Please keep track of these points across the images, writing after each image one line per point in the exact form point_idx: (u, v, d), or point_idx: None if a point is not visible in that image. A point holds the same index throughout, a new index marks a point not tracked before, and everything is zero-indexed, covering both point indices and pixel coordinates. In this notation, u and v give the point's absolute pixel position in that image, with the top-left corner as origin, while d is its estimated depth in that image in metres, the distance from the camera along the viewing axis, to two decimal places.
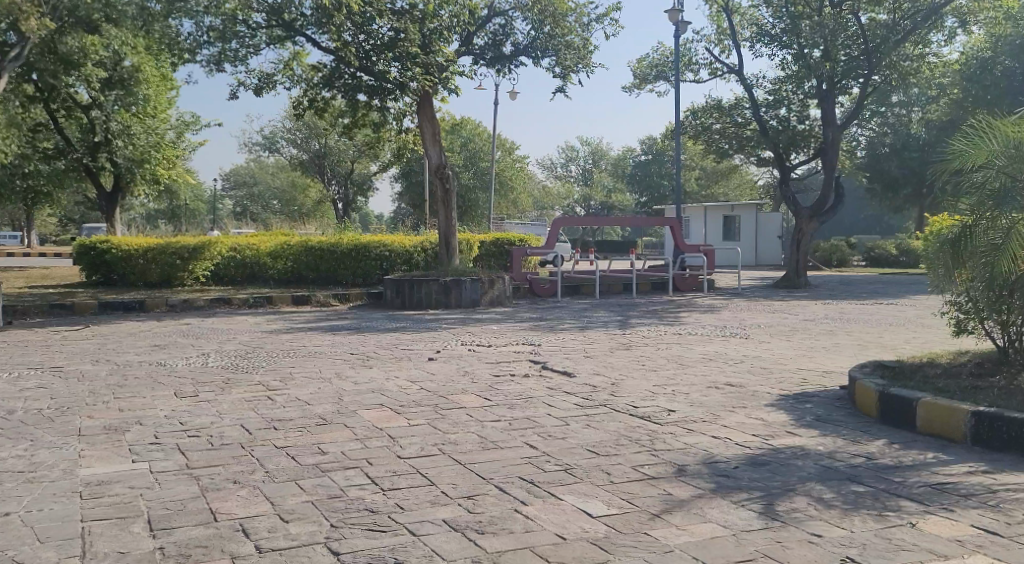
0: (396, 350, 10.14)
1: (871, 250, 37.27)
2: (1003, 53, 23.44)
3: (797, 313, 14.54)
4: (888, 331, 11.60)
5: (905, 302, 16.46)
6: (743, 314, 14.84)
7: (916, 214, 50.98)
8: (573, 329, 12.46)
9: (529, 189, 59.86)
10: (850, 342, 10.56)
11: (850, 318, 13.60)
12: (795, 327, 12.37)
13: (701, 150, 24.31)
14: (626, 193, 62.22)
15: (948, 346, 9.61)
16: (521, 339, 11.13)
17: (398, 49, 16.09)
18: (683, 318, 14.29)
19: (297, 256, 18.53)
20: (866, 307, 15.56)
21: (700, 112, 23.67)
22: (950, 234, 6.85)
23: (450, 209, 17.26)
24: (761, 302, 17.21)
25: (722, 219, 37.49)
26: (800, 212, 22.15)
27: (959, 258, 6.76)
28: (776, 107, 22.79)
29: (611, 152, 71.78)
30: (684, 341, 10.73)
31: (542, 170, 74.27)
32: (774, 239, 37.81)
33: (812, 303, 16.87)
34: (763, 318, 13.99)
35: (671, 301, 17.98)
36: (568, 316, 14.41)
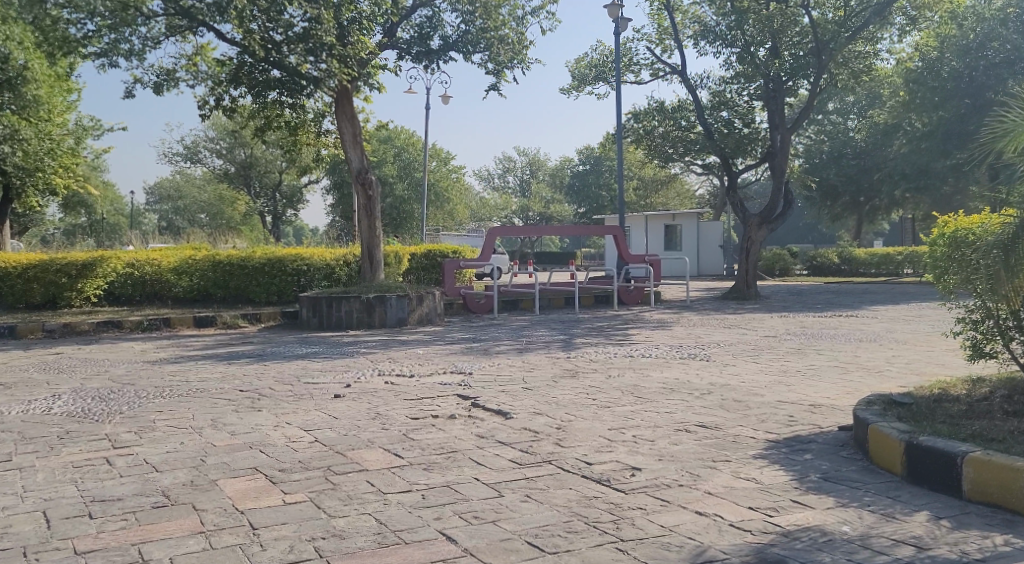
0: (299, 383, 8.48)
1: (813, 259, 36.72)
2: (949, 53, 22.69)
3: (756, 329, 13.25)
4: (863, 350, 10.32)
5: (865, 314, 15.36)
6: (698, 330, 13.49)
7: (854, 223, 50.92)
8: (512, 352, 10.93)
9: (466, 200, 58.39)
10: (826, 364, 9.24)
11: (814, 333, 12.35)
12: (759, 346, 11.03)
13: (645, 155, 23.02)
14: (564, 203, 61.19)
15: (940, 370, 8.34)
16: (451, 366, 9.56)
17: (309, 39, 14.40)
18: (633, 336, 12.86)
19: (204, 273, 16.59)
20: (827, 320, 14.39)
21: (641, 115, 22.41)
22: (1002, 235, 5.37)
23: (373, 219, 15.51)
24: (714, 317, 15.94)
25: (664, 229, 36.17)
26: (750, 219, 21.05)
27: (1011, 268, 5.31)
28: (720, 109, 21.72)
29: (548, 162, 70.74)
30: (639, 366, 9.28)
31: (479, 181, 72.88)
32: (716, 248, 36.98)
33: (768, 316, 15.65)
34: (720, 335, 12.66)
35: (617, 317, 16.58)
36: (505, 336, 12.88)
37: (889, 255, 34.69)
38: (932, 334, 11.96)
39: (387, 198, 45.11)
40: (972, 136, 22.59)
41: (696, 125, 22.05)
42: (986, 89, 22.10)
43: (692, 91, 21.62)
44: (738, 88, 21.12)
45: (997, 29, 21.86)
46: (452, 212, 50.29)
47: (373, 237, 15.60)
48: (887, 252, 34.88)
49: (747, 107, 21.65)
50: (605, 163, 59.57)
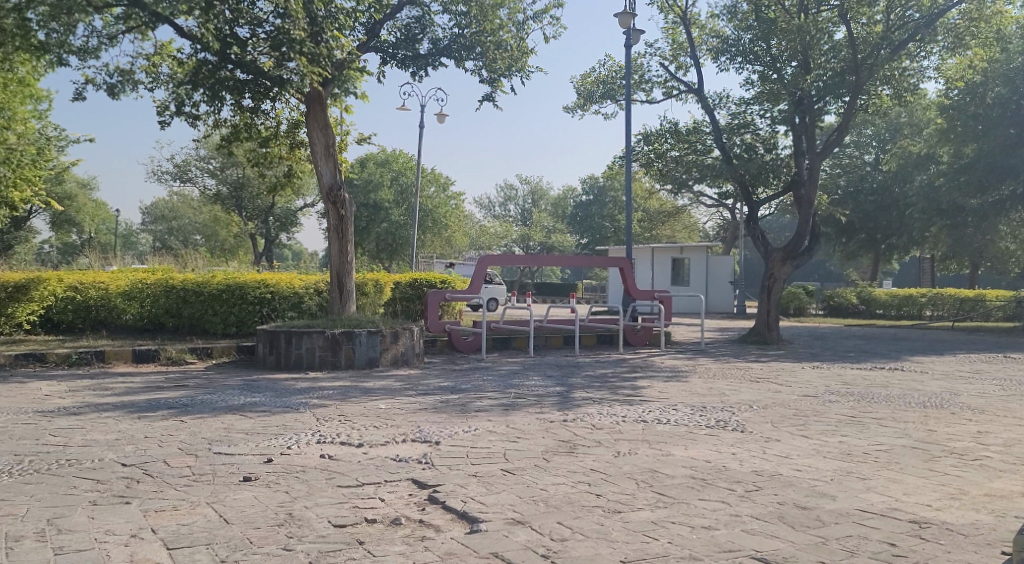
0: (209, 451, 6.40)
1: (829, 298, 34.81)
2: (993, 79, 22.06)
3: (790, 386, 11.28)
4: (933, 425, 8.35)
5: (909, 372, 13.42)
6: (720, 384, 11.50)
7: (867, 261, 49.10)
8: (497, 409, 8.91)
9: (466, 229, 56.43)
10: (896, 446, 7.26)
11: (861, 396, 10.39)
12: (800, 412, 9.05)
13: (657, 180, 21.10)
14: (567, 234, 59.28)
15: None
16: (417, 427, 7.55)
17: (277, 34, 12.46)
18: (645, 390, 10.86)
19: (156, 299, 14.50)
20: (870, 378, 12.45)
21: (653, 138, 20.50)
22: None
23: (346, 240, 13.56)
24: (735, 365, 13.95)
25: (670, 262, 34.92)
26: (772, 254, 19.11)
27: None
28: (739, 132, 19.90)
29: (551, 192, 69.01)
30: (656, 441, 7.27)
31: (479, 209, 71.02)
32: (726, 284, 34.96)
33: (798, 368, 13.67)
34: (748, 392, 10.67)
35: (624, 362, 14.57)
36: (492, 385, 10.87)
37: (911, 296, 32.75)
38: (1003, 405, 10.01)
39: (383, 223, 43.05)
40: (1013, 169, 21.96)
41: (712, 149, 20.19)
42: None
43: (709, 111, 19.80)
44: (759, 108, 19.27)
45: None
46: (451, 240, 48.18)
47: (345, 261, 13.62)
48: (908, 293, 32.93)
49: (769, 132, 19.86)
50: (610, 194, 57.80)
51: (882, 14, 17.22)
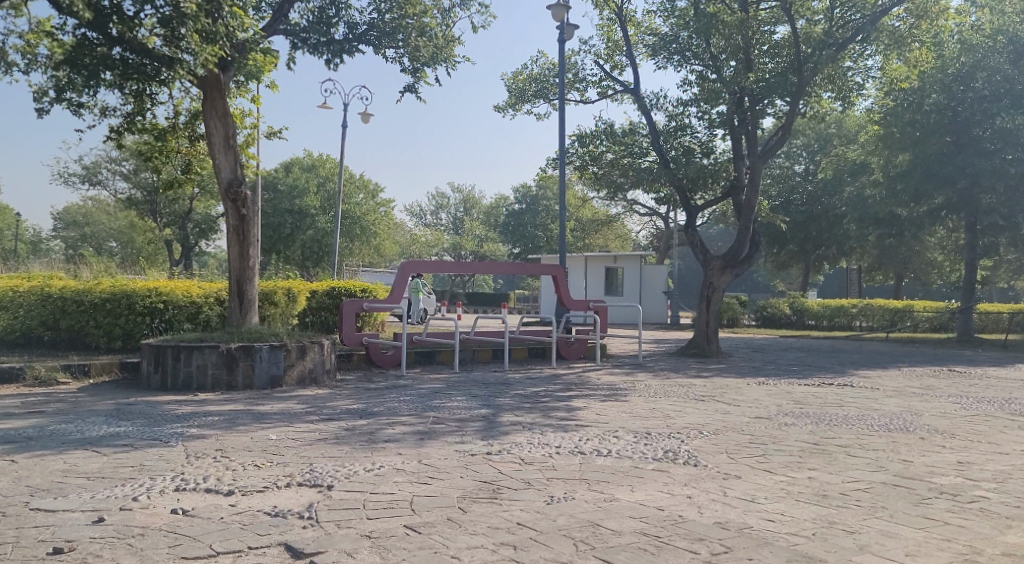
0: (27, 507, 4.96)
1: (763, 309, 34.08)
2: (931, 86, 21.69)
3: (739, 407, 10.28)
4: (906, 455, 7.41)
5: (861, 389, 12.61)
6: (663, 405, 10.41)
7: (798, 273, 49.13)
8: (411, 437, 7.62)
9: (395, 237, 54.80)
10: (873, 483, 6.26)
11: (817, 419, 9.44)
12: (756, 440, 8.02)
13: (592, 184, 20.08)
14: (499, 242, 58.14)
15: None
16: (307, 464, 6.18)
17: (165, 8, 10.94)
18: (581, 411, 9.69)
19: (29, 308, 12.79)
20: (822, 396, 11.57)
21: (587, 139, 19.47)
22: None
23: (247, 243, 12.10)
24: (677, 381, 12.93)
25: (604, 271, 33.97)
26: (710, 262, 18.23)
27: None
28: (678, 135, 19.09)
29: (483, 200, 67.78)
30: (598, 481, 6.08)
31: (410, 217, 69.34)
32: (660, 295, 34.22)
33: (744, 385, 12.71)
34: (694, 414, 9.60)
35: (557, 378, 13.42)
36: (408, 406, 9.55)
37: (843, 306, 32.47)
38: (970, 427, 9.18)
39: (309, 230, 40.92)
40: (949, 178, 21.60)
41: (648, 152, 19.28)
42: (973, 125, 21.23)
43: (646, 112, 18.89)
44: (698, 110, 18.50)
45: (985, 60, 21.08)
46: (378, 248, 46.43)
47: (245, 267, 12.13)
48: (840, 304, 32.69)
49: (708, 136, 19.11)
50: (543, 203, 56.91)
51: (822, 13, 16.65)
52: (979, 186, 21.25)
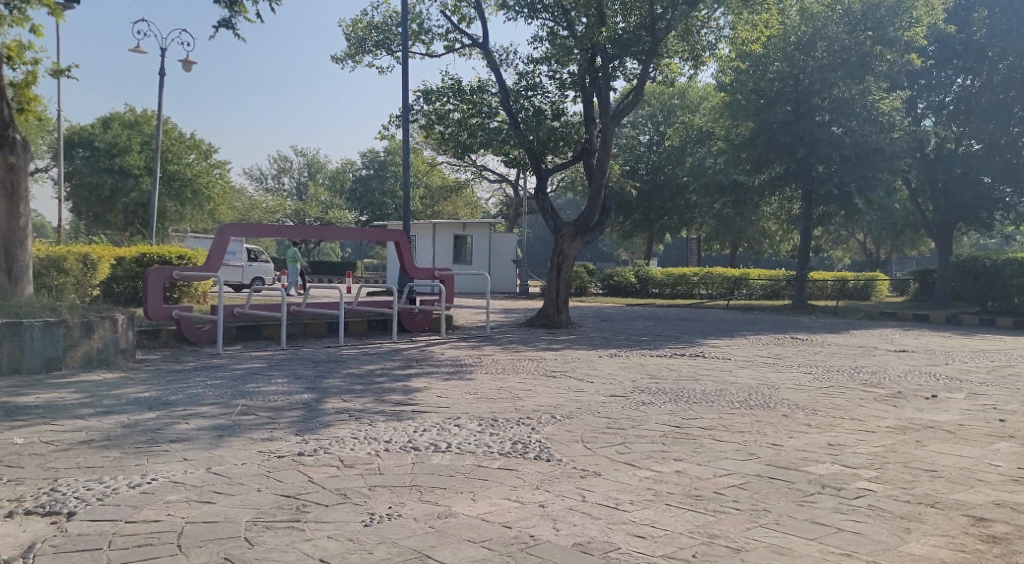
0: None
1: (609, 277, 33.76)
2: (774, 54, 21.65)
3: (593, 386, 9.42)
4: (774, 437, 6.72)
5: (714, 360, 12.11)
6: (511, 384, 9.42)
7: (643, 241, 49.70)
8: (207, 435, 6.24)
9: (232, 201, 51.43)
10: (748, 477, 5.46)
11: (675, 396, 8.71)
12: (615, 425, 7.13)
13: (437, 144, 18.83)
14: (344, 209, 55.77)
15: (960, 505, 4.86)
16: (52, 480, 4.75)
17: None
18: (418, 394, 8.54)
19: None
20: (675, 369, 10.94)
21: (431, 93, 17.90)
22: None
23: (16, 198, 10.15)
24: (525, 355, 12.01)
25: (452, 239, 32.84)
26: (560, 228, 17.46)
27: None
28: (528, 94, 18.13)
29: (328, 164, 64.85)
30: (432, 489, 4.96)
31: (249, 181, 65.42)
32: (508, 263, 33.60)
33: (595, 358, 11.92)
34: (544, 395, 8.64)
35: (397, 353, 12.21)
36: (214, 392, 8.10)
37: (685, 275, 32.79)
38: (828, 400, 8.69)
39: (132, 193, 37.17)
40: (789, 147, 21.80)
41: (498, 112, 18.16)
42: (812, 95, 21.43)
43: (495, 69, 17.77)
44: (549, 68, 17.60)
45: (824, 29, 21.30)
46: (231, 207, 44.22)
47: (14, 227, 10.17)
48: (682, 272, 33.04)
49: (559, 96, 18.26)
50: (391, 169, 54.88)
51: None
52: (816, 156, 21.58)
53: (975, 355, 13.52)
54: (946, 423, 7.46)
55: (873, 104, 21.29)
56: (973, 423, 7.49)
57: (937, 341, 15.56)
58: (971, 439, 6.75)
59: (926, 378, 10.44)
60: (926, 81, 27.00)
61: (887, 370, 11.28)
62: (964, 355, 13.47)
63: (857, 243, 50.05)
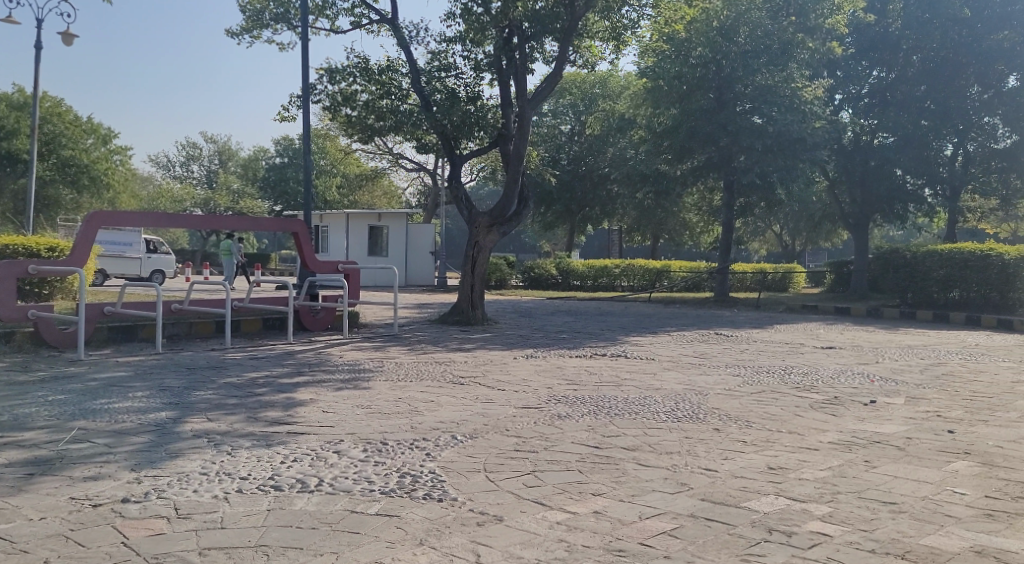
0: None
1: (529, 269, 32.87)
2: (696, 37, 20.90)
3: (503, 395, 8.42)
4: (707, 460, 5.83)
5: (637, 361, 11.25)
6: (411, 394, 8.35)
7: (565, 232, 48.98)
8: (17, 472, 5.02)
9: (135, 189, 48.76)
10: (679, 518, 4.53)
11: (594, 408, 7.77)
12: (524, 447, 6.14)
13: (341, 127, 17.50)
14: (256, 198, 53.55)
15: (932, 557, 4.02)
16: None
17: None
18: (301, 408, 7.42)
19: None
20: (595, 373, 10.02)
21: (335, 73, 16.59)
22: None
23: None
24: (432, 358, 10.93)
25: (367, 230, 31.46)
26: (475, 217, 16.42)
27: None
28: (441, 76, 17.04)
29: (239, 152, 62.28)
30: (285, 551, 3.89)
31: (156, 169, 62.40)
32: (426, 254, 32.14)
33: (509, 361, 10.93)
34: (446, 408, 7.59)
35: (290, 356, 11.01)
36: (53, 411, 6.83)
37: (607, 267, 32.17)
38: (761, 409, 7.87)
39: (21, 179, 35.18)
40: (711, 136, 21.23)
41: (408, 93, 17.05)
42: (735, 82, 20.99)
43: (405, 47, 16.60)
44: (463, 47, 16.57)
45: (747, 14, 20.72)
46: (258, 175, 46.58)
47: None
48: (603, 264, 32.41)
49: (474, 78, 17.21)
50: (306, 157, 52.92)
51: None
52: (738, 146, 21.02)
53: (903, 351, 12.98)
54: (891, 438, 6.70)
55: (797, 93, 20.89)
56: (920, 437, 6.73)
57: (861, 336, 15.04)
58: (924, 458, 5.97)
59: (861, 380, 9.74)
60: (845, 72, 27.01)
61: (818, 371, 10.57)
62: (892, 352, 12.92)
63: (774, 235, 50.33)
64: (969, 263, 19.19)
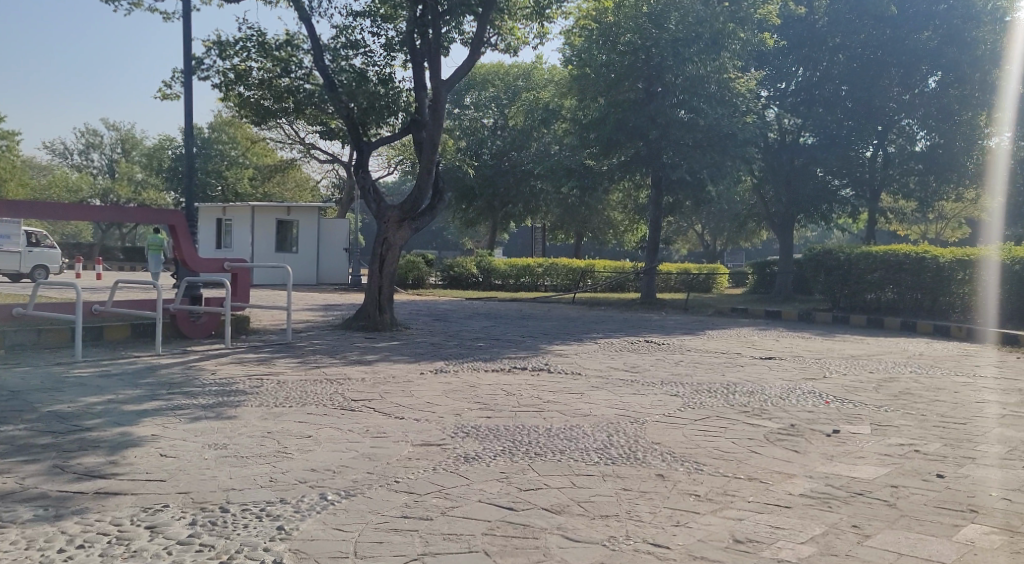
0: None
1: (449, 268, 31.24)
2: (625, 22, 19.88)
3: (401, 427, 6.90)
4: (655, 532, 4.47)
5: (561, 378, 9.86)
6: (285, 427, 6.75)
7: (487, 229, 47.53)
8: None
9: (26, 178, 45.23)
10: None
11: (509, 445, 6.31)
12: (414, 512, 4.66)
13: (235, 109, 15.65)
14: (161, 189, 50.47)
15: None
16: None
17: None
18: (136, 450, 5.76)
19: None
20: (513, 395, 8.57)
21: (225, 46, 14.69)
22: None
23: None
24: (323, 376, 9.29)
25: (275, 224, 29.34)
26: (384, 210, 14.83)
27: None
28: (347, 55, 15.38)
29: (144, 141, 58.85)
30: None
31: (51, 156, 58.42)
32: (340, 252, 30.53)
33: (414, 379, 9.39)
34: (324, 448, 6.04)
35: (154, 371, 9.23)
36: None
37: (530, 266, 30.88)
38: (710, 444, 6.55)
39: None
40: (640, 129, 20.09)
41: (311, 72, 15.33)
42: (664, 71, 19.69)
43: (306, 20, 14.89)
44: (372, 22, 15.00)
45: None
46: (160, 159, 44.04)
47: None
48: (526, 263, 31.07)
49: (385, 58, 15.63)
50: None
51: None
52: (667, 140, 20.00)
53: (848, 362, 11.91)
54: (874, 487, 5.44)
55: (728, 85, 20.08)
56: (908, 485, 5.49)
57: (800, 344, 13.98)
58: (923, 520, 4.74)
59: (815, 402, 8.55)
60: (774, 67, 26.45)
61: (764, 389, 9.34)
62: (836, 363, 11.83)
63: (697, 236, 49.85)
64: (903, 266, 18.40)
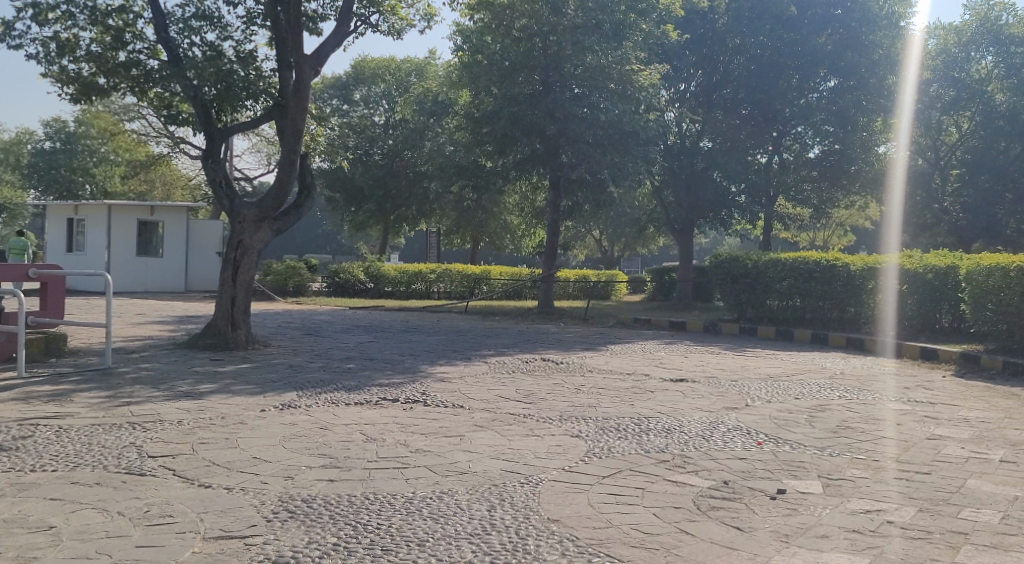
0: None
1: (333, 274, 28.87)
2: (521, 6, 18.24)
3: (202, 504, 4.96)
4: None
5: (437, 414, 8.02)
6: (28, 508, 4.75)
7: (379, 233, 45.26)
8: None
9: None
10: None
11: (347, 535, 4.49)
12: None
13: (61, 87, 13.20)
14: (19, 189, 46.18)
15: None
16: None
17: None
18: None
19: None
20: (372, 442, 6.69)
21: (43, 10, 12.26)
22: None
23: None
24: (128, 419, 7.18)
25: (136, 225, 26.52)
26: (237, 208, 12.67)
27: None
28: (197, 26, 13.21)
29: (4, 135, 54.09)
30: None
31: None
32: (211, 256, 27.98)
33: (249, 420, 7.40)
34: (62, 554, 4.09)
35: None
36: None
37: (421, 272, 28.99)
38: (624, 522, 4.88)
39: None
40: (537, 124, 18.40)
41: (156, 45, 13.16)
42: (562, 62, 18.17)
43: None
44: None
45: None
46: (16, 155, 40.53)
47: None
48: (417, 269, 29.13)
49: (244, 32, 13.52)
50: None
51: None
52: (565, 136, 18.38)
53: (767, 384, 10.44)
54: None
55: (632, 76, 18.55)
56: None
57: (711, 361, 12.55)
58: None
59: (745, 444, 6.99)
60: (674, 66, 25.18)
61: (682, 424, 7.73)
62: (756, 385, 10.39)
63: (594, 240, 48.80)
64: (813, 274, 17.26)
